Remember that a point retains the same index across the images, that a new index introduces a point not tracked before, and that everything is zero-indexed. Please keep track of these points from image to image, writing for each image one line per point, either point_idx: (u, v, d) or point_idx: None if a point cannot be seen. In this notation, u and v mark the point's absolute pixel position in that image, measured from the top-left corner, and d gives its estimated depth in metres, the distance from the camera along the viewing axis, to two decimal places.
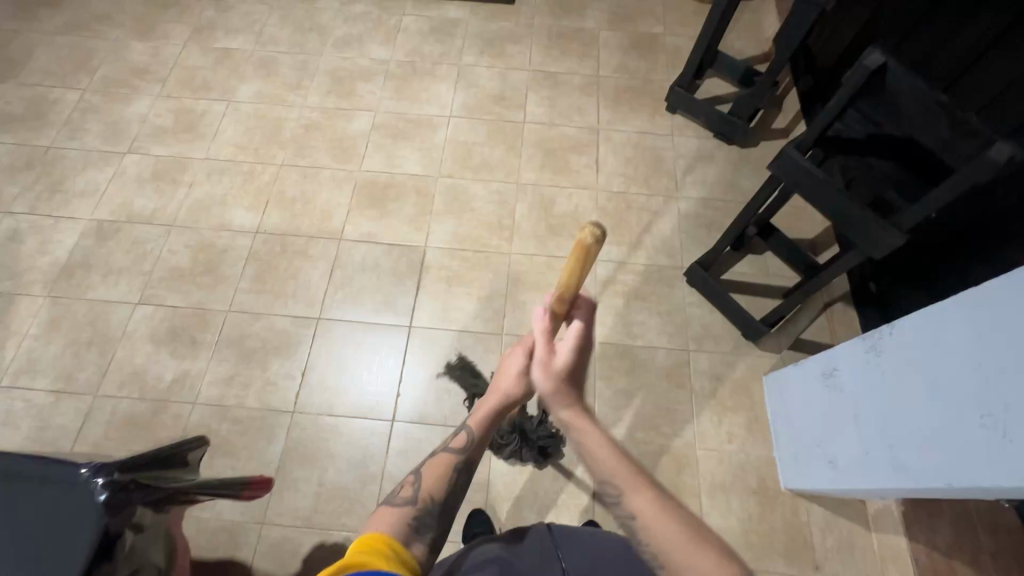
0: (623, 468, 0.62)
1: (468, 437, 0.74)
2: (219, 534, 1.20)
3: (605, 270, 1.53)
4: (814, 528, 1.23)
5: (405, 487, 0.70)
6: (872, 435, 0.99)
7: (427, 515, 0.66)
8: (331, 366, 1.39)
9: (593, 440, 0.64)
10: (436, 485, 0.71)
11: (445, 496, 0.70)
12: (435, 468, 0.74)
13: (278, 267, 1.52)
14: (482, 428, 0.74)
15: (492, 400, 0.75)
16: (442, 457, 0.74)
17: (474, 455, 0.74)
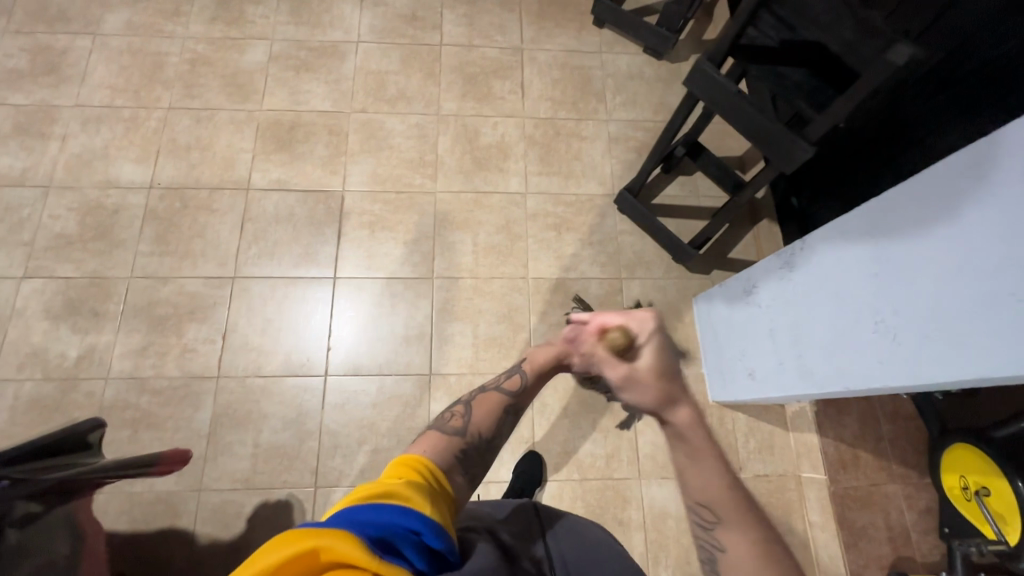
0: (732, 498, 0.53)
1: (523, 382, 0.71)
2: (155, 506, 1.17)
3: (535, 203, 1.48)
4: (739, 434, 1.31)
5: (454, 416, 0.65)
6: (784, 346, 1.04)
7: (474, 449, 0.61)
8: (253, 326, 1.32)
9: (710, 466, 0.54)
10: (487, 417, 0.66)
11: (493, 431, 0.65)
12: (483, 404, 0.67)
13: (180, 225, 1.39)
14: (542, 373, 0.71)
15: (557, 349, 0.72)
16: (493, 394, 0.69)
17: (523, 400, 0.69)
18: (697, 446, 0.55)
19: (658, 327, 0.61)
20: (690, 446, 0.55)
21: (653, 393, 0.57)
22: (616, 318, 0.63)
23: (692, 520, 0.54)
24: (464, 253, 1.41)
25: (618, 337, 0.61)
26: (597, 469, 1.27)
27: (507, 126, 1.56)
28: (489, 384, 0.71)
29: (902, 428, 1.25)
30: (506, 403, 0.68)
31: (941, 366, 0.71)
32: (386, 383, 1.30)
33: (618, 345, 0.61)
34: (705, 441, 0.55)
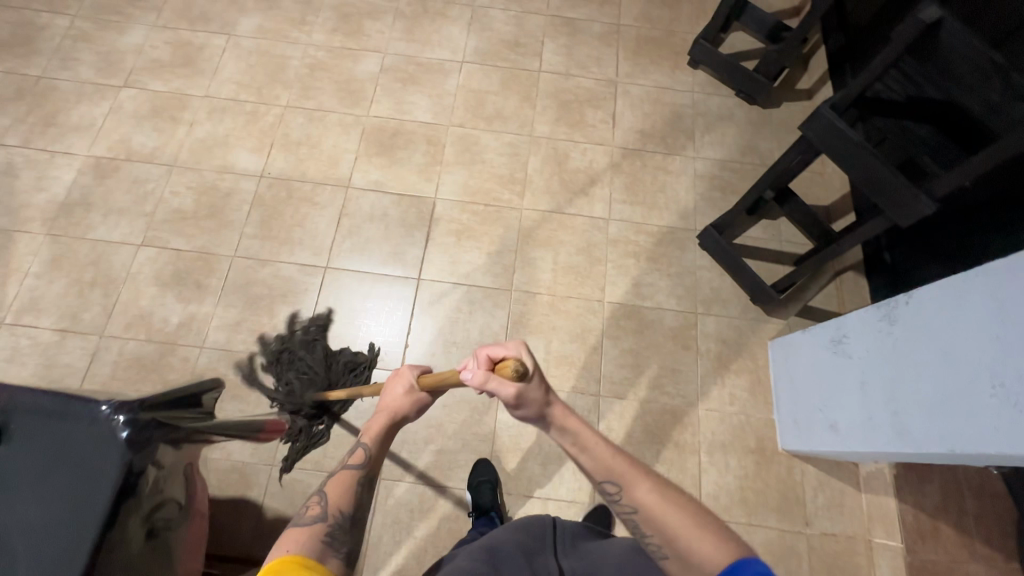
0: (620, 461, 0.65)
1: (367, 454, 0.73)
2: (230, 474, 1.22)
3: (617, 229, 1.51)
4: (807, 487, 1.27)
5: (312, 506, 0.66)
6: (879, 401, 1.01)
7: (340, 528, 0.63)
8: (339, 315, 1.38)
9: (591, 439, 0.66)
10: (344, 499, 0.68)
11: (354, 506, 0.67)
12: (334, 487, 0.70)
13: (284, 213, 1.48)
14: (377, 439, 0.75)
15: (382, 416, 0.78)
16: (340, 474, 0.70)
17: (374, 469, 0.72)
18: (574, 426, 0.67)
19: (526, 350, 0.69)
20: (571, 434, 0.67)
21: (539, 394, 0.67)
22: (500, 347, 0.70)
23: (605, 496, 0.65)
24: (544, 270, 1.45)
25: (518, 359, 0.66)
26: None
27: (595, 153, 1.60)
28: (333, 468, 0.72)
29: (992, 506, 1.18)
30: (357, 475, 0.71)
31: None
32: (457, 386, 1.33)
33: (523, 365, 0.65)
34: (578, 420, 0.67)
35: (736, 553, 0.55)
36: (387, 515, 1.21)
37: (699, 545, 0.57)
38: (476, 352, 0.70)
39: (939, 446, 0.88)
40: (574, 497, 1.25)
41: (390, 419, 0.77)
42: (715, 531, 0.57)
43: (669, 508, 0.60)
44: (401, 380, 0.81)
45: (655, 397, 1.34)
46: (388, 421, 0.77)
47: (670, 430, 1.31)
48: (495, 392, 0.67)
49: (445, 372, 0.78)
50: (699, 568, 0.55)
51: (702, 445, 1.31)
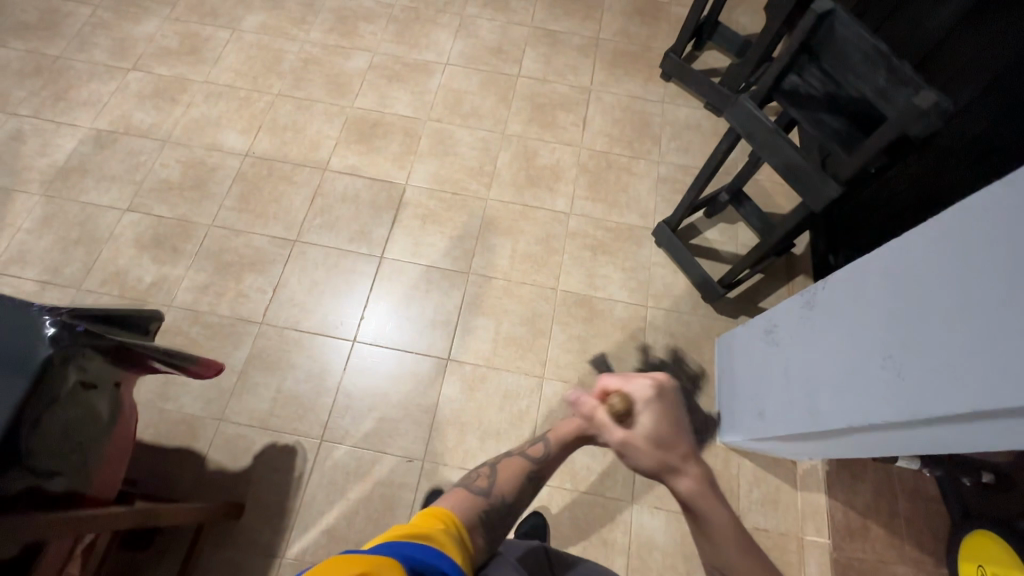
0: (747, 564, 0.69)
1: (546, 450, 0.81)
2: (179, 426, 1.27)
3: (577, 223, 1.57)
4: (743, 481, 1.26)
5: (481, 479, 0.77)
6: (797, 384, 1.04)
7: (495, 509, 0.73)
8: (301, 285, 1.45)
9: (726, 533, 0.71)
10: (509, 482, 0.77)
11: (514, 496, 0.76)
12: (508, 468, 0.79)
13: (262, 189, 1.58)
14: (562, 441, 0.80)
15: (580, 418, 0.80)
16: (515, 459, 0.80)
17: (546, 467, 0.80)
18: (707, 511, 0.72)
19: (649, 401, 0.77)
20: (698, 509, 0.73)
21: (655, 454, 0.74)
22: (622, 381, 0.79)
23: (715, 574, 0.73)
24: (502, 256, 1.51)
25: (618, 399, 0.77)
26: (590, 483, 1.26)
27: (564, 152, 1.68)
28: (515, 450, 0.83)
29: (922, 508, 1.18)
30: (528, 468, 0.79)
31: (944, 398, 0.70)
32: (406, 359, 1.38)
33: (618, 408, 0.76)
34: (711, 506, 0.72)
35: None
36: (323, 475, 1.25)
37: None
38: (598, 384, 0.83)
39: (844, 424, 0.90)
40: None
41: (581, 428, 0.81)
42: None
43: None
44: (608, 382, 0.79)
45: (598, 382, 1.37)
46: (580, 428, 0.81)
47: None
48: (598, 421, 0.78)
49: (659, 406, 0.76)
50: None
51: None
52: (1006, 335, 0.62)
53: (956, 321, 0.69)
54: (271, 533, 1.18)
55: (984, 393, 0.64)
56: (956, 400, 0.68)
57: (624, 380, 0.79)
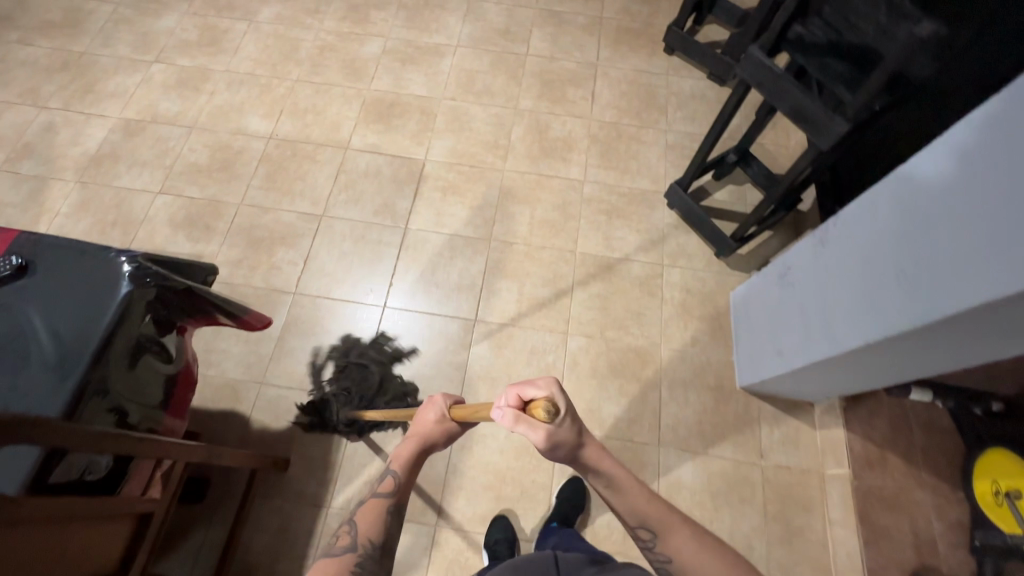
0: (654, 509, 0.69)
1: (396, 482, 0.75)
2: (223, 389, 1.33)
3: (591, 190, 1.63)
4: (763, 423, 1.33)
5: (342, 535, 0.70)
6: (814, 316, 1.09)
7: (369, 558, 0.67)
8: (330, 256, 1.51)
9: (632, 486, 0.70)
10: (371, 526, 0.71)
11: (383, 537, 0.71)
12: (367, 516, 0.72)
13: (288, 169, 1.64)
14: (403, 469, 0.76)
15: (411, 445, 0.79)
16: (373, 503, 0.74)
17: (402, 497, 0.75)
18: (614, 473, 0.69)
19: (559, 393, 0.66)
20: (605, 477, 0.70)
21: (570, 436, 0.66)
22: (527, 385, 0.67)
23: (638, 543, 0.69)
24: (521, 222, 1.57)
25: (550, 404, 0.63)
26: (617, 429, 1.32)
27: (575, 124, 1.74)
28: (365, 495, 0.76)
29: (938, 441, 1.22)
30: (387, 503, 0.74)
31: (952, 299, 0.76)
32: (434, 322, 1.44)
33: (552, 413, 0.63)
34: (617, 467, 0.70)
35: None
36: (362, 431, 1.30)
37: None
38: (507, 389, 0.68)
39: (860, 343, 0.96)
40: None
41: (419, 446, 0.79)
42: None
43: (712, 552, 0.66)
44: (433, 408, 0.81)
45: (620, 337, 1.43)
46: (415, 451, 0.78)
47: (633, 366, 1.39)
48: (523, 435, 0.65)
49: (474, 407, 0.75)
50: None
51: (663, 381, 1.38)
52: (1006, 230, 0.69)
53: (959, 228, 0.76)
54: (317, 485, 1.24)
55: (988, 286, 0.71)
56: (968, 297, 0.74)
57: (528, 382, 0.67)
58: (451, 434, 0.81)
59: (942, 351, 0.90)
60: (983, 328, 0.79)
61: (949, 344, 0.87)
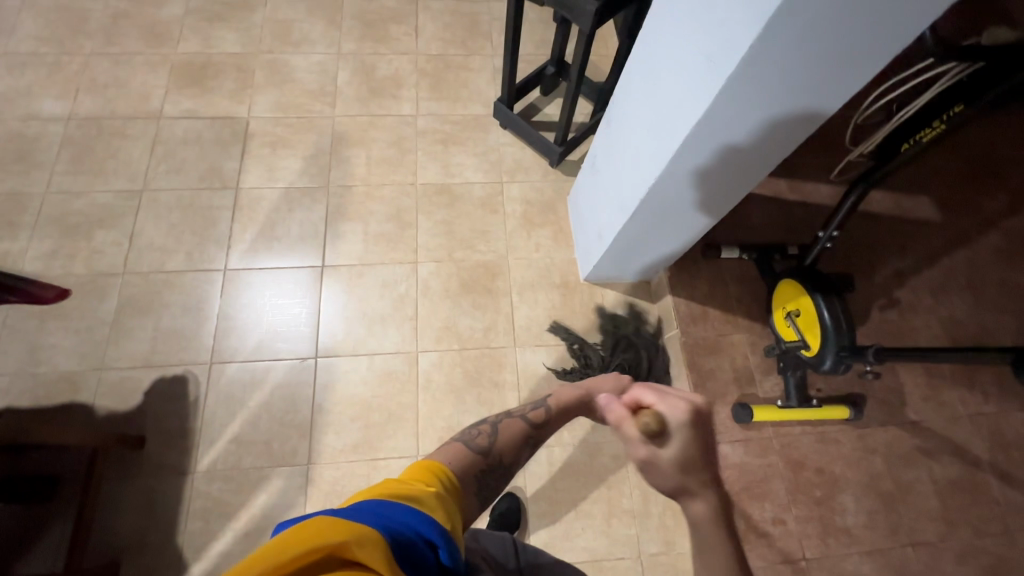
0: None
1: (547, 415, 0.79)
2: (58, 384, 1.26)
3: (425, 122, 1.64)
4: (607, 307, 1.44)
5: (482, 434, 0.72)
6: (613, 194, 1.20)
7: (495, 467, 0.68)
8: (159, 230, 1.44)
9: None
10: (509, 444, 0.72)
11: (513, 460, 0.71)
12: (510, 430, 0.75)
13: (95, 148, 1.52)
14: (562, 410, 0.80)
15: (581, 389, 0.83)
16: (517, 420, 0.77)
17: (542, 437, 0.78)
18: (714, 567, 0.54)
19: (685, 421, 0.58)
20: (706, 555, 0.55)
21: (669, 477, 0.56)
22: (654, 394, 0.60)
23: None
24: (358, 164, 1.56)
25: (655, 424, 0.57)
26: (476, 340, 1.38)
27: (401, 61, 1.73)
28: (515, 411, 0.78)
29: (748, 288, 1.39)
30: (528, 431, 0.76)
31: (685, 131, 0.85)
32: (280, 275, 1.42)
33: (649, 429, 0.57)
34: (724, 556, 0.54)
35: None
36: (219, 393, 1.29)
37: None
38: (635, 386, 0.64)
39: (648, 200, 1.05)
40: (399, 348, 1.36)
41: (583, 398, 0.83)
42: None
43: None
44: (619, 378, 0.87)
45: (469, 256, 1.48)
46: (581, 397, 0.82)
47: (484, 279, 1.45)
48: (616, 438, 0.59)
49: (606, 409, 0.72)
50: None
51: (513, 288, 1.45)
52: (692, 62, 0.80)
53: (668, 75, 0.86)
54: (179, 454, 1.22)
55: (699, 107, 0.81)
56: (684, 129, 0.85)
57: (655, 391, 0.61)
58: None
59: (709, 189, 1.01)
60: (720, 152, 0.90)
61: (710, 179, 0.97)
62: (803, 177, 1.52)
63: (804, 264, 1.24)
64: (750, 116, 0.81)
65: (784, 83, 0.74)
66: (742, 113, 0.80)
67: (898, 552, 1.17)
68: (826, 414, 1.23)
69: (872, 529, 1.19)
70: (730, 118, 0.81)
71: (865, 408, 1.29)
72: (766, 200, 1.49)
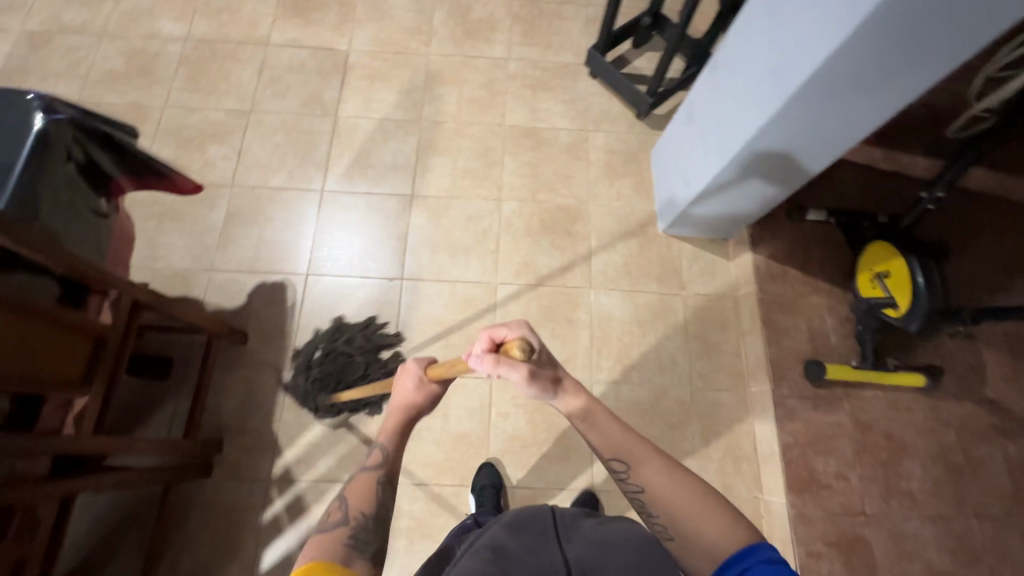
0: (630, 442, 0.69)
1: (384, 452, 0.75)
2: (173, 279, 1.38)
3: (515, 67, 1.67)
4: (684, 260, 1.46)
5: (332, 512, 0.69)
6: (710, 139, 1.20)
7: (361, 531, 0.66)
8: (264, 150, 1.53)
9: (602, 417, 0.72)
10: (363, 500, 0.70)
11: (374, 508, 0.70)
12: (356, 488, 0.72)
13: (209, 69, 1.62)
14: (390, 438, 0.76)
15: (396, 412, 0.79)
16: (360, 478, 0.73)
17: (394, 468, 0.74)
18: (589, 408, 0.72)
19: (528, 331, 0.69)
20: (585, 412, 0.72)
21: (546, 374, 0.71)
22: (501, 329, 0.69)
23: (612, 475, 0.69)
24: (449, 102, 1.61)
25: (523, 343, 0.65)
26: (552, 278, 1.43)
27: (495, 5, 1.75)
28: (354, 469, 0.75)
29: (830, 252, 1.38)
30: (376, 475, 0.73)
31: (820, 60, 0.84)
32: (371, 201, 1.49)
33: (525, 350, 0.64)
34: (591, 400, 0.73)
35: (749, 536, 0.58)
36: (314, 301, 1.38)
37: (702, 527, 0.60)
38: (480, 332, 0.69)
39: (758, 135, 1.03)
40: (480, 278, 1.42)
41: (404, 417, 0.79)
42: (717, 504, 0.61)
43: (679, 485, 0.64)
44: (411, 374, 0.80)
45: (551, 199, 1.52)
46: (398, 420, 0.78)
47: (564, 221, 1.49)
48: (506, 374, 0.67)
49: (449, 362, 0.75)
50: (706, 553, 0.58)
51: (592, 233, 1.48)
52: None
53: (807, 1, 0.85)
54: (277, 352, 1.33)
55: (848, 24, 0.78)
56: (820, 57, 0.84)
57: (502, 325, 0.70)
58: (434, 398, 0.81)
59: (827, 125, 0.98)
60: (853, 82, 0.88)
61: (834, 113, 0.95)
62: (902, 147, 1.48)
63: (899, 225, 1.23)
64: (892, 45, 0.80)
65: (938, 8, 0.73)
66: (891, 36, 0.78)
67: (962, 522, 1.17)
68: (899, 380, 1.22)
69: (938, 496, 1.19)
70: (876, 41, 0.79)
71: (943, 380, 1.28)
72: (858, 166, 1.46)
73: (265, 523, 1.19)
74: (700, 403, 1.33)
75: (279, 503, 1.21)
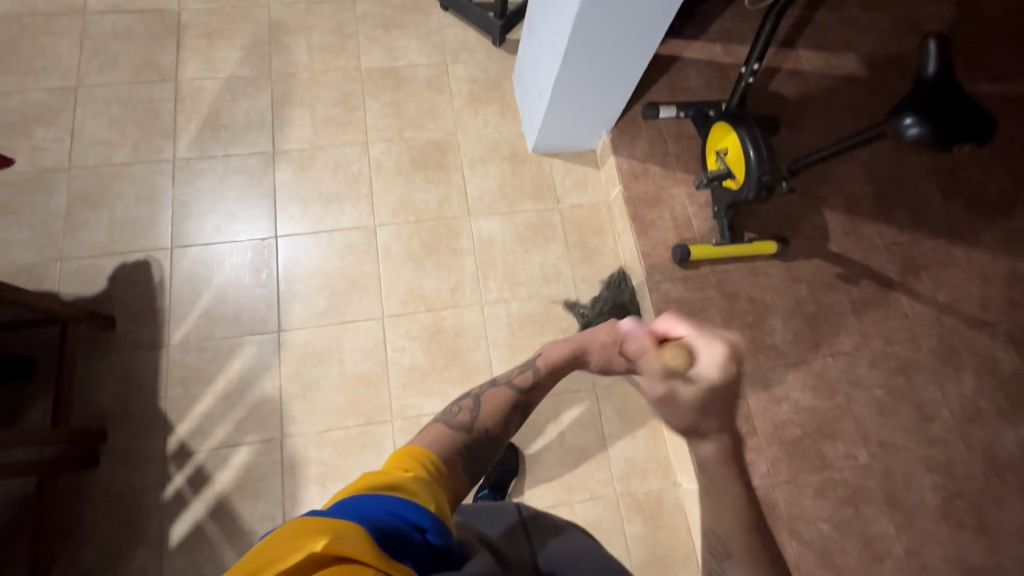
0: (745, 535, 0.58)
1: (534, 379, 0.77)
2: (18, 275, 1.28)
3: (363, 7, 1.62)
4: (556, 175, 1.50)
5: (463, 410, 0.72)
6: (547, 45, 1.22)
7: (480, 442, 0.69)
8: (101, 126, 1.42)
9: (728, 505, 0.58)
10: (492, 417, 0.72)
11: (498, 429, 0.72)
12: (494, 398, 0.75)
13: (19, 46, 1.46)
14: (549, 369, 0.77)
15: (572, 345, 0.77)
16: (503, 389, 0.76)
17: (533, 396, 0.76)
18: (716, 482, 0.58)
19: (712, 362, 0.55)
20: (711, 478, 0.58)
21: (684, 417, 0.55)
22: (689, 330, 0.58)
23: (705, 542, 0.61)
24: (298, 52, 1.55)
25: (679, 354, 0.55)
26: (431, 212, 1.44)
27: None
28: (500, 379, 0.78)
29: (686, 145, 1.47)
30: (514, 397, 0.76)
31: None
32: (230, 162, 1.43)
33: (672, 363, 0.55)
34: (728, 477, 0.57)
35: None
36: (184, 273, 1.32)
37: None
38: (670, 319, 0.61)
39: (582, 11, 1.03)
40: (357, 224, 1.41)
41: (571, 353, 0.77)
42: None
43: None
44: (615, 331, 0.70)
45: (419, 135, 1.51)
46: (568, 353, 0.77)
47: (435, 155, 1.49)
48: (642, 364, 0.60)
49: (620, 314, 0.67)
50: None
51: (464, 162, 1.49)
52: None
53: None
54: (151, 331, 1.27)
55: None
56: None
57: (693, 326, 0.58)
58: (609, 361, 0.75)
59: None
60: None
61: None
62: (738, 40, 1.58)
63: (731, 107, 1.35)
64: None
65: None
66: None
67: (818, 362, 1.33)
68: (753, 249, 1.34)
69: (796, 344, 1.33)
70: None
71: (794, 244, 1.41)
72: (702, 63, 1.54)
73: (167, 500, 1.16)
74: (587, 305, 1.40)
75: (180, 477, 1.18)
